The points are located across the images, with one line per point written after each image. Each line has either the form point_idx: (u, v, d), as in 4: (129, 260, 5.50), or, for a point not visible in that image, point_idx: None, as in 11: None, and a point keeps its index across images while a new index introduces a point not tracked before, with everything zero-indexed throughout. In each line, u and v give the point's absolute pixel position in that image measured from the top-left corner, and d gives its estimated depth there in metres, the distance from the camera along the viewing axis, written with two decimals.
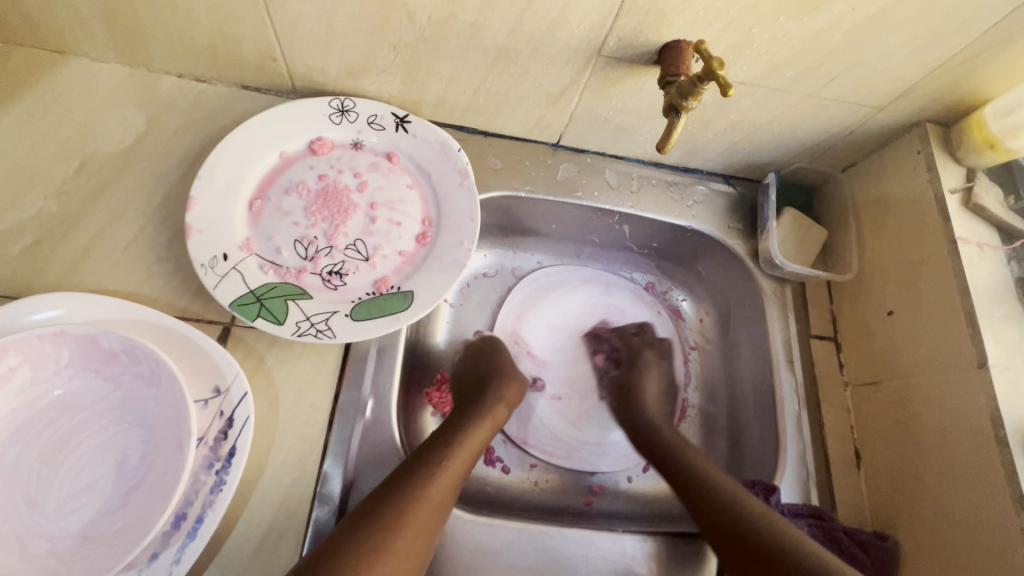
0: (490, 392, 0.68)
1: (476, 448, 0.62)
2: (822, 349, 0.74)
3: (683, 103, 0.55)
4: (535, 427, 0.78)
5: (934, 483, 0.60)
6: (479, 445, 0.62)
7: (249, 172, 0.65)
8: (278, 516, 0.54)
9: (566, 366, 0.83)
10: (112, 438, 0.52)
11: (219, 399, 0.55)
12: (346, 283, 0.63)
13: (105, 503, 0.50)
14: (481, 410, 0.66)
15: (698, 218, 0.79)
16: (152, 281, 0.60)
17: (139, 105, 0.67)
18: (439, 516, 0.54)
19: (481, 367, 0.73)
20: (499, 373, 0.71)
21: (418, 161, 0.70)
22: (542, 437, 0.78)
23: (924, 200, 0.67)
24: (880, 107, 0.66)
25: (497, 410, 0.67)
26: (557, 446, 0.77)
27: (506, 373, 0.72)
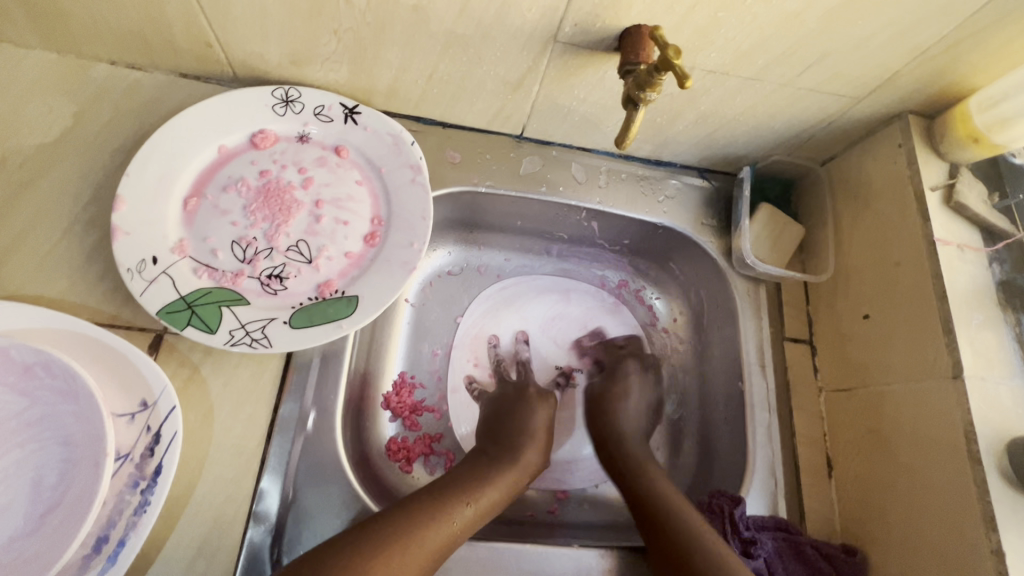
0: (512, 446, 0.66)
1: (483, 514, 0.58)
2: (795, 353, 0.71)
3: (641, 95, 0.51)
4: None
5: (905, 498, 0.57)
6: (488, 511, 0.59)
7: (184, 168, 0.61)
8: (209, 537, 0.51)
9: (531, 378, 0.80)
10: (28, 457, 0.49)
11: (146, 414, 0.52)
12: (287, 287, 0.59)
13: (19, 526, 0.47)
14: (501, 467, 0.63)
15: (669, 214, 0.76)
16: (77, 285, 0.57)
17: (67, 94, 0.63)
18: (415, 573, 0.50)
19: (511, 417, 0.69)
20: (526, 427, 0.68)
21: (369, 155, 0.65)
22: None
23: (904, 198, 0.63)
24: (859, 97, 0.62)
25: (518, 468, 0.64)
26: None
27: (529, 421, 0.69)
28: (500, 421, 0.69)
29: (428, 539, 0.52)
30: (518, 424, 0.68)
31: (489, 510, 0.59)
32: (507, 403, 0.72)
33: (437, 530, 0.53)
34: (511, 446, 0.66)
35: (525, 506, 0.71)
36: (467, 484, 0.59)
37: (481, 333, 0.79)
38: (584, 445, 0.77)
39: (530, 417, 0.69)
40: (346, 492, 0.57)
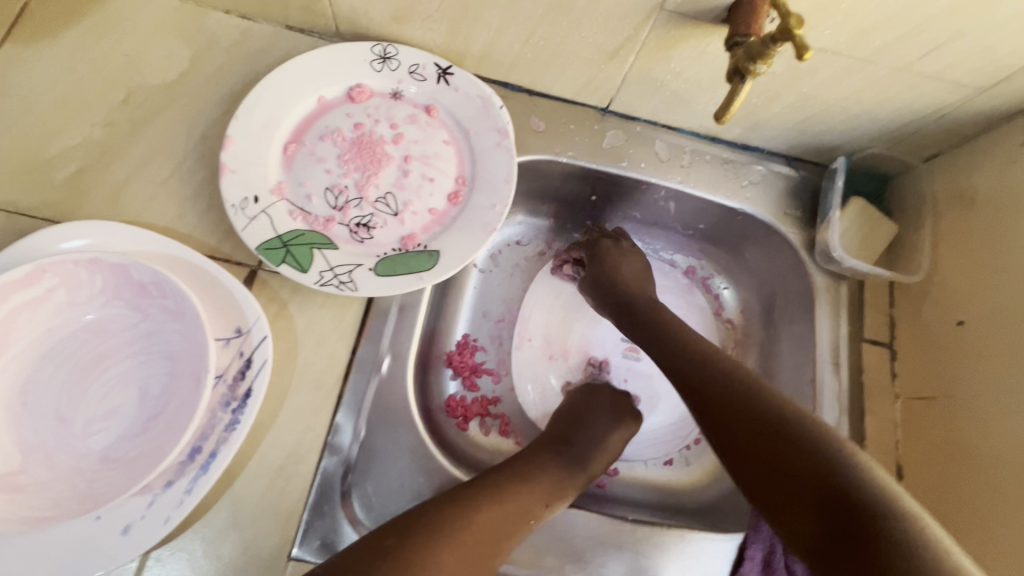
0: (577, 437, 0.64)
1: (550, 497, 0.56)
2: (873, 355, 0.68)
3: (751, 66, 0.49)
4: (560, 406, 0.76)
5: (983, 513, 0.55)
6: (556, 490, 0.57)
7: (287, 115, 0.64)
8: (289, 461, 0.55)
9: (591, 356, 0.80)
10: (137, 367, 0.53)
11: (240, 340, 0.55)
12: (373, 237, 0.61)
13: (128, 428, 0.51)
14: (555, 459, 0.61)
15: (751, 200, 0.73)
16: (185, 218, 0.61)
17: (185, 39, 0.67)
18: (490, 551, 0.49)
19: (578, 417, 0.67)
20: (589, 421, 0.67)
21: (457, 116, 0.67)
22: None
23: (1021, 198, 0.59)
24: (982, 88, 0.58)
25: (581, 453, 0.63)
26: None
27: (595, 411, 0.68)
28: (569, 418, 0.67)
29: (494, 519, 0.51)
30: (585, 415, 0.67)
31: (558, 492, 0.57)
32: (578, 402, 0.70)
33: (506, 510, 0.52)
34: (574, 435, 0.65)
35: None
36: (527, 465, 0.58)
37: (547, 306, 0.80)
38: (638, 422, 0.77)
39: (593, 409, 0.68)
40: (413, 436, 0.59)
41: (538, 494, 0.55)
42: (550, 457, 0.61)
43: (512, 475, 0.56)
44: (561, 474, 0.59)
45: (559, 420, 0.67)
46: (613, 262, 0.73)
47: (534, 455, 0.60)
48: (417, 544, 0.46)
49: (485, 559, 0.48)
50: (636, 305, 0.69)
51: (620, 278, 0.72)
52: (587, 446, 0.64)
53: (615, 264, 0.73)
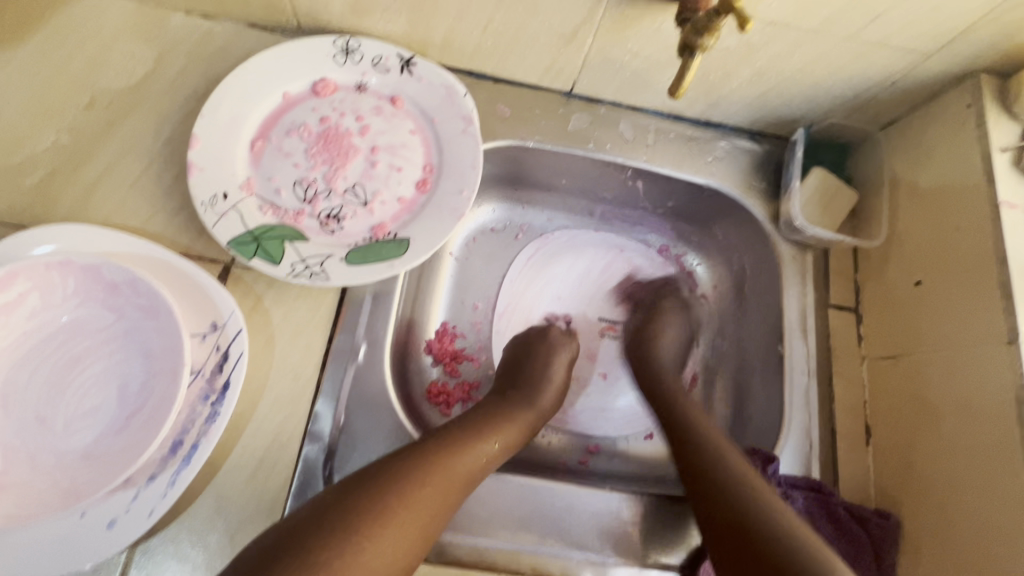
0: (532, 390, 0.67)
1: (504, 447, 0.59)
2: (840, 320, 0.70)
3: (698, 42, 0.50)
4: None
5: (946, 464, 0.57)
6: (510, 440, 0.60)
7: (251, 112, 0.64)
8: (270, 450, 0.56)
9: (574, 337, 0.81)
10: (115, 365, 0.54)
11: (216, 334, 0.56)
12: (343, 228, 0.62)
13: (108, 425, 0.52)
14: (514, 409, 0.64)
15: (717, 175, 0.75)
16: (156, 218, 0.62)
17: (147, 41, 0.67)
18: (452, 498, 0.51)
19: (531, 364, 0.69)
20: (544, 373, 0.68)
21: (423, 106, 0.67)
22: None
23: (970, 159, 0.60)
24: (928, 53, 0.60)
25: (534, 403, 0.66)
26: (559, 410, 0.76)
27: (547, 359, 0.70)
28: (520, 368, 0.69)
29: (456, 468, 0.53)
30: (540, 368, 0.69)
31: (511, 442, 0.60)
32: (529, 347, 0.72)
33: (468, 459, 0.54)
34: (528, 388, 0.67)
35: (557, 454, 0.74)
36: (486, 419, 0.60)
37: (525, 290, 0.81)
38: (618, 399, 0.78)
39: (548, 360, 0.70)
40: (392, 420, 0.61)
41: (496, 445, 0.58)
42: (505, 410, 0.63)
43: (471, 427, 0.58)
44: (515, 425, 0.62)
45: (508, 372, 0.70)
46: (658, 346, 0.73)
47: (491, 409, 0.63)
48: (389, 493, 0.47)
49: (447, 505, 0.51)
50: (661, 385, 0.68)
51: (660, 346, 0.73)
52: (540, 400, 0.67)
53: (654, 346, 0.73)
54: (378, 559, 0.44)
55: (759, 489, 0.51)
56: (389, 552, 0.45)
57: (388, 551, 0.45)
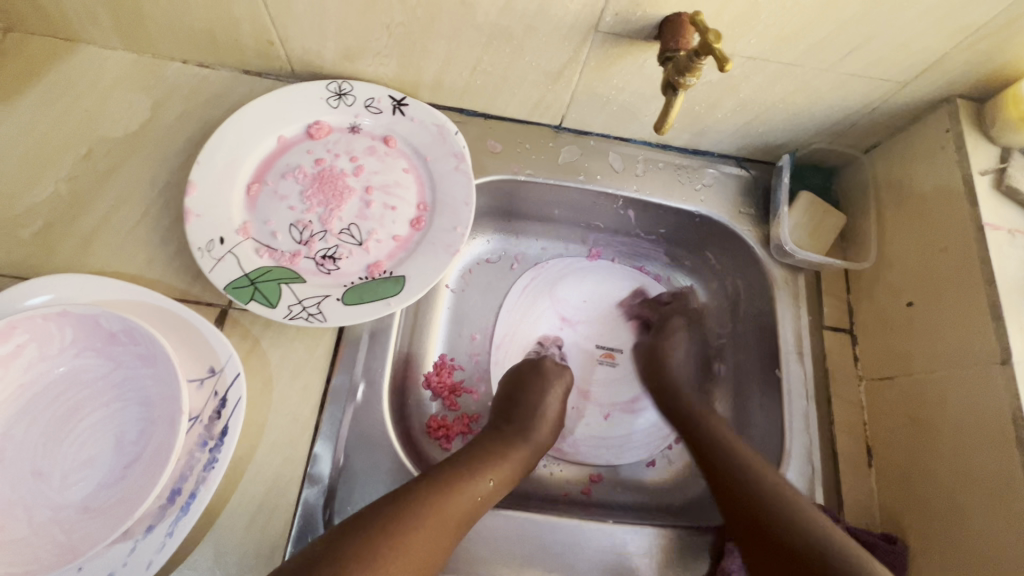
0: (525, 424, 0.66)
1: (497, 487, 0.58)
2: (835, 341, 0.70)
3: (680, 81, 0.52)
4: None
5: (947, 487, 0.56)
6: (503, 480, 0.60)
7: (247, 157, 0.65)
8: (269, 494, 0.55)
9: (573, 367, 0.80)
10: (112, 414, 0.54)
11: (214, 379, 0.56)
12: (339, 267, 0.63)
13: (105, 476, 0.52)
14: (508, 445, 0.63)
15: (707, 202, 0.76)
16: (153, 264, 0.62)
17: (144, 90, 0.69)
18: (445, 544, 0.51)
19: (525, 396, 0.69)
20: (537, 407, 0.67)
21: (415, 144, 0.69)
22: None
23: (953, 182, 0.62)
24: (905, 81, 0.61)
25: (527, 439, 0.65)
26: (562, 443, 0.76)
27: (542, 391, 0.69)
28: (515, 402, 0.68)
29: (450, 513, 0.52)
30: (535, 402, 0.68)
31: (503, 481, 0.59)
32: (524, 377, 0.71)
33: (461, 502, 0.53)
34: (522, 423, 0.66)
35: (559, 485, 0.73)
36: (478, 457, 0.60)
37: (524, 320, 0.81)
38: (619, 426, 0.78)
39: (543, 393, 0.69)
40: (392, 460, 0.60)
41: (488, 486, 0.57)
42: (500, 448, 0.62)
43: (466, 468, 0.57)
44: (509, 464, 0.61)
45: (502, 406, 0.69)
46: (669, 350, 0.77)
47: (486, 448, 0.62)
48: (382, 542, 0.47)
49: (439, 550, 0.50)
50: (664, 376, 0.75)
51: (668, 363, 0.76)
52: (534, 434, 0.66)
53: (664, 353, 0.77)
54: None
55: (797, 495, 0.56)
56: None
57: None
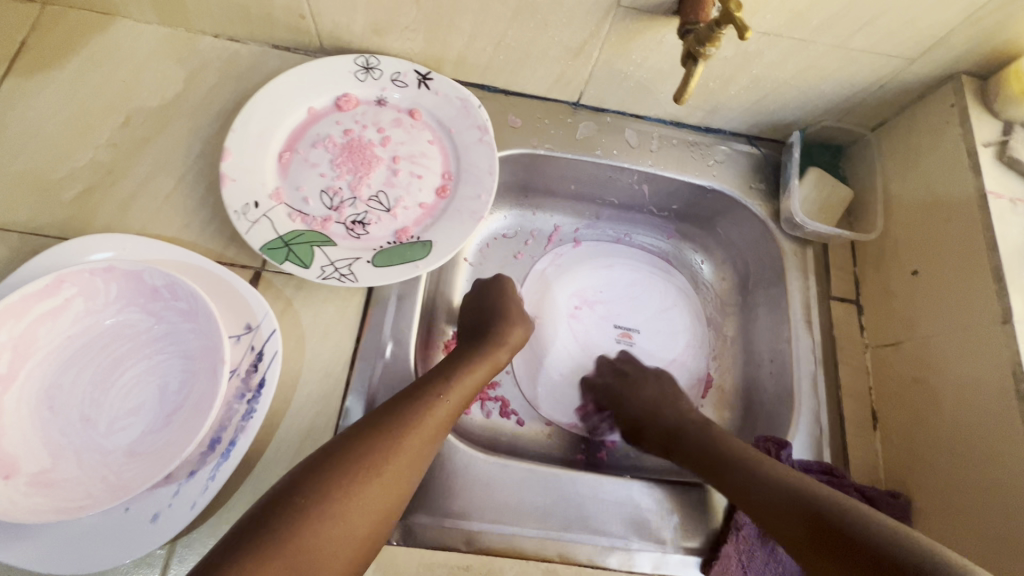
0: (496, 331, 0.69)
1: (466, 396, 0.61)
2: (842, 311, 0.73)
3: (701, 50, 0.55)
4: (562, 397, 0.80)
5: (950, 442, 0.59)
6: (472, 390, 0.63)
7: (279, 126, 0.68)
8: (304, 444, 0.58)
9: (592, 345, 0.83)
10: (155, 366, 0.56)
11: (250, 335, 0.59)
12: (368, 232, 0.65)
13: (149, 423, 0.54)
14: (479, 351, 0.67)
15: (719, 177, 0.79)
16: (189, 227, 0.65)
17: (178, 63, 0.71)
18: (424, 452, 0.55)
19: (492, 310, 0.73)
20: (501, 317, 0.71)
21: (439, 117, 0.72)
22: (567, 407, 0.79)
23: (957, 155, 0.64)
24: (912, 58, 0.64)
25: (494, 354, 0.67)
26: (582, 418, 0.79)
27: (508, 319, 0.71)
28: (482, 318, 0.72)
29: (426, 423, 0.56)
30: (501, 326, 0.70)
31: (473, 391, 0.62)
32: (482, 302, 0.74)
33: (434, 412, 0.56)
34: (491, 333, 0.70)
35: (574, 449, 0.77)
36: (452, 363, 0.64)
37: (544, 294, 0.84)
38: None
39: (508, 321, 0.71)
40: None
41: (458, 395, 0.60)
42: (468, 359, 0.64)
43: (434, 380, 0.60)
44: (478, 373, 0.63)
45: (472, 331, 0.71)
46: (631, 398, 0.75)
47: (455, 362, 0.64)
48: (367, 455, 0.51)
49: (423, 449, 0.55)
50: (662, 417, 0.72)
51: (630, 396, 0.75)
52: (503, 339, 0.69)
53: (636, 398, 0.75)
54: (365, 510, 0.50)
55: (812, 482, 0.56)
56: (372, 506, 0.50)
57: (372, 503, 0.50)
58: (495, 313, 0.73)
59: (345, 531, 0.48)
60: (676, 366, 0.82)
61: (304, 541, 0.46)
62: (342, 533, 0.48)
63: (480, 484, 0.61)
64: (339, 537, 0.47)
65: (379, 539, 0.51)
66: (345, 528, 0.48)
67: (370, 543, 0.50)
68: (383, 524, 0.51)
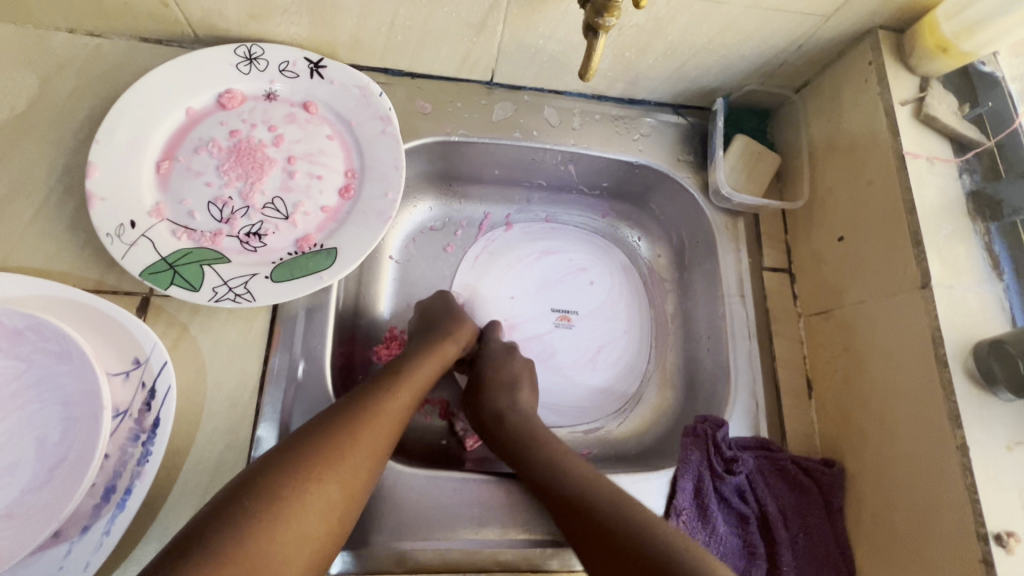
0: (451, 324, 0.69)
1: (422, 388, 0.60)
2: (775, 282, 0.72)
3: (600, 22, 0.50)
4: None
5: (878, 409, 0.59)
6: (428, 381, 0.62)
7: (153, 131, 0.60)
8: (214, 481, 0.54)
9: (531, 334, 0.79)
10: (29, 416, 0.50)
11: (139, 370, 0.53)
12: (265, 244, 0.60)
13: (28, 481, 0.49)
14: (436, 343, 0.65)
15: (645, 151, 0.75)
16: (61, 255, 0.58)
17: (30, 65, 0.62)
18: (382, 446, 0.53)
19: (445, 307, 0.72)
20: (457, 312, 0.71)
21: (338, 109, 0.65)
22: None
23: (876, 116, 0.62)
24: (828, 15, 0.61)
25: (449, 346, 0.66)
26: None
27: (461, 315, 0.71)
28: (433, 317, 0.71)
29: (383, 415, 0.54)
30: (455, 321, 0.69)
31: (428, 385, 0.61)
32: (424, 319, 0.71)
33: (389, 406, 0.54)
34: (445, 328, 0.68)
35: None
36: (406, 360, 0.62)
37: (477, 285, 0.80)
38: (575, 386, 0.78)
39: (462, 317, 0.71)
40: None
41: (413, 388, 0.58)
42: (423, 352, 0.63)
43: (387, 376, 0.58)
44: (431, 368, 0.62)
45: (422, 327, 0.70)
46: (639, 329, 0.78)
47: (410, 356, 0.63)
48: (323, 450, 0.49)
49: (381, 447, 0.52)
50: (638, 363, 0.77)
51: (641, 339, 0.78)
52: (460, 333, 0.68)
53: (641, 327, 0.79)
54: (324, 506, 0.47)
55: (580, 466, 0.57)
56: (331, 503, 0.47)
57: (330, 498, 0.47)
58: (450, 308, 0.72)
59: (303, 528, 0.45)
60: (619, 346, 0.80)
61: (259, 545, 0.42)
62: (300, 530, 0.45)
63: (411, 504, 0.58)
64: (298, 535, 0.44)
65: (338, 536, 0.48)
66: (303, 524, 0.45)
67: (330, 540, 0.47)
68: (341, 522, 0.48)
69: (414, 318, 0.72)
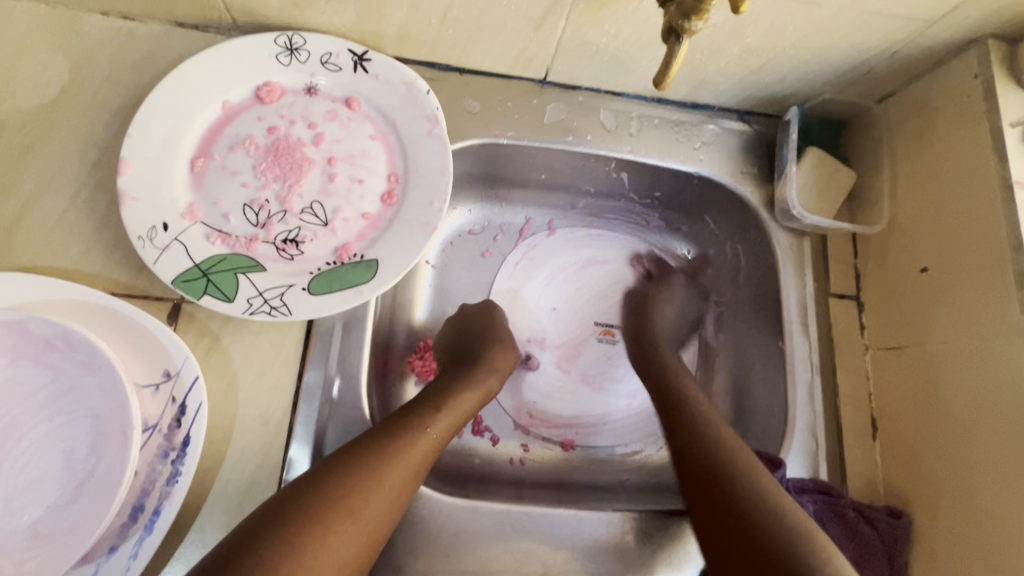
0: (488, 354, 0.64)
1: (454, 426, 0.55)
2: (841, 310, 0.66)
3: (685, 25, 0.44)
4: (539, 409, 0.73)
5: (958, 462, 0.54)
6: (462, 419, 0.57)
7: (188, 125, 0.57)
8: (244, 503, 0.51)
9: (573, 349, 0.76)
10: (57, 429, 0.48)
11: (170, 384, 0.50)
12: (303, 252, 0.56)
13: (55, 498, 0.47)
14: (470, 376, 0.61)
15: (707, 162, 0.70)
16: (90, 256, 0.55)
17: (61, 49, 0.59)
18: (404, 493, 0.48)
19: (482, 332, 0.67)
20: (495, 340, 0.66)
21: (382, 106, 0.61)
22: (545, 420, 0.73)
23: (978, 137, 0.56)
24: (934, 20, 0.54)
25: (486, 380, 0.61)
26: (560, 430, 0.73)
27: (499, 344, 0.66)
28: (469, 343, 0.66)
29: (409, 459, 0.49)
30: (493, 351, 0.64)
31: (461, 423, 0.57)
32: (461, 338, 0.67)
33: (418, 447, 0.50)
34: (480, 357, 0.63)
35: (553, 468, 0.71)
36: (439, 393, 0.57)
37: (517, 294, 0.76)
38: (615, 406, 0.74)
39: (501, 347, 0.66)
40: None
41: (445, 425, 0.54)
42: (457, 386, 0.59)
43: (422, 410, 0.54)
44: (465, 403, 0.58)
45: (456, 354, 0.65)
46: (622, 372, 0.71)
47: (442, 389, 0.58)
48: (343, 496, 0.44)
49: (403, 493, 0.48)
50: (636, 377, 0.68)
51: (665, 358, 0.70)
52: (496, 366, 0.63)
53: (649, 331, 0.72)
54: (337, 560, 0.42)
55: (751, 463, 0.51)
56: (344, 556, 0.43)
57: (344, 552, 0.43)
58: (488, 335, 0.67)
59: None
60: None
61: None
62: None
63: (449, 534, 0.55)
64: None
65: None
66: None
67: None
68: None
69: (444, 333, 0.69)
